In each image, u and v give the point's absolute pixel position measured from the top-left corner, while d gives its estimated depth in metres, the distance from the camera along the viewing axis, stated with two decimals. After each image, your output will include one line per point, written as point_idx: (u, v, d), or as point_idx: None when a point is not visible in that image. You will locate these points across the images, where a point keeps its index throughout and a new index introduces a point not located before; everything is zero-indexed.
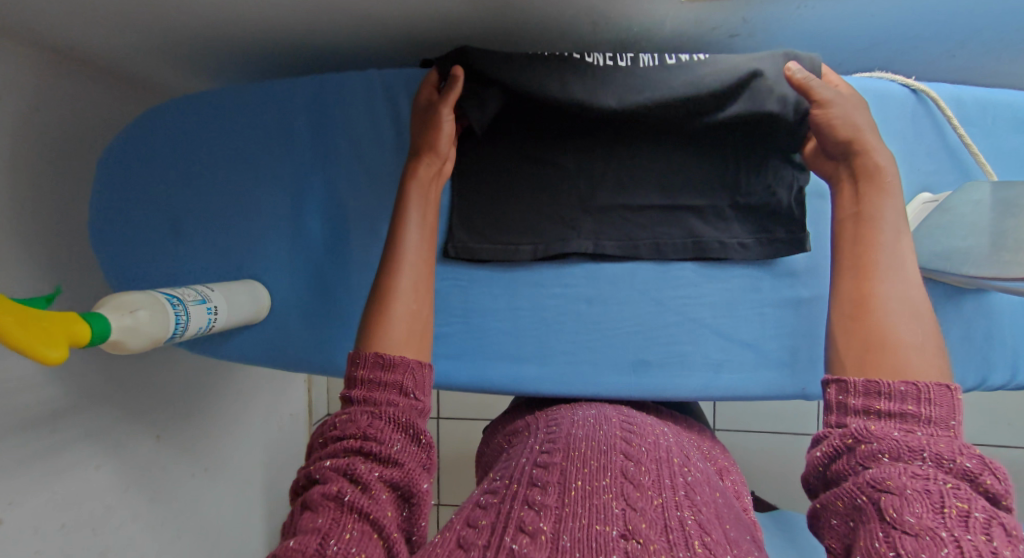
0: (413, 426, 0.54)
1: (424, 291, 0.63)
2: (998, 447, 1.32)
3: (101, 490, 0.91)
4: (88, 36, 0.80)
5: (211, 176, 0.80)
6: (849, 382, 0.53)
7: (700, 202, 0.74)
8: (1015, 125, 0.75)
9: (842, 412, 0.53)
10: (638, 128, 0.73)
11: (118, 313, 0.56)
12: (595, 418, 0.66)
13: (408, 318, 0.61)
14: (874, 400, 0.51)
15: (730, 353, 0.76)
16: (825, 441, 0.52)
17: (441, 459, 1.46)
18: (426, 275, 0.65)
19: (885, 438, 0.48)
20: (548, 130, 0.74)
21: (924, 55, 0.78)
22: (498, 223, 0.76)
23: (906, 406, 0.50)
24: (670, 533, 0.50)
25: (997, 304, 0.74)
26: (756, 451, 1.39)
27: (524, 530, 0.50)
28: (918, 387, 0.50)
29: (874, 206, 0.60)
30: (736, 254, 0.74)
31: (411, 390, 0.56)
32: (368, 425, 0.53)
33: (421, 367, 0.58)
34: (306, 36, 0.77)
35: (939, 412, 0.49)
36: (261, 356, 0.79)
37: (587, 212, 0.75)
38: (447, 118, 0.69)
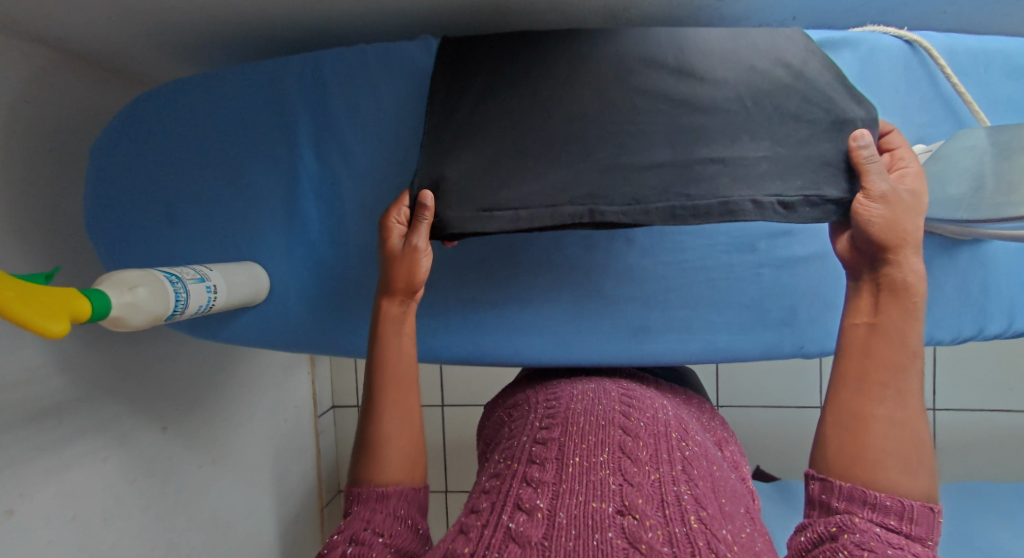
0: (411, 517, 0.61)
1: (410, 427, 0.66)
2: (997, 409, 1.33)
3: (109, 483, 0.92)
4: (75, 25, 0.79)
5: (206, 158, 0.80)
6: (835, 483, 0.56)
7: (717, 161, 0.66)
8: (1006, 73, 0.75)
9: (825, 510, 0.56)
10: (636, 89, 0.69)
11: (118, 289, 0.57)
12: (593, 392, 0.65)
13: (404, 455, 0.64)
14: (856, 506, 0.54)
15: (729, 315, 0.76)
16: (808, 529, 0.56)
17: (446, 445, 1.47)
18: (412, 410, 0.67)
19: (868, 530, 0.52)
20: (537, 94, 0.69)
21: (914, 10, 0.78)
22: (482, 190, 0.66)
23: (889, 519, 0.53)
24: (667, 507, 0.52)
25: (993, 253, 0.74)
26: (759, 426, 1.40)
27: (521, 508, 0.52)
28: (903, 505, 0.54)
29: (898, 324, 0.59)
30: (771, 214, 0.65)
31: (412, 495, 0.62)
32: (372, 511, 0.60)
33: (417, 489, 0.64)
34: (294, 14, 0.77)
35: (918, 531, 0.53)
36: (263, 338, 0.80)
37: (586, 172, 0.67)
38: (421, 256, 0.67)
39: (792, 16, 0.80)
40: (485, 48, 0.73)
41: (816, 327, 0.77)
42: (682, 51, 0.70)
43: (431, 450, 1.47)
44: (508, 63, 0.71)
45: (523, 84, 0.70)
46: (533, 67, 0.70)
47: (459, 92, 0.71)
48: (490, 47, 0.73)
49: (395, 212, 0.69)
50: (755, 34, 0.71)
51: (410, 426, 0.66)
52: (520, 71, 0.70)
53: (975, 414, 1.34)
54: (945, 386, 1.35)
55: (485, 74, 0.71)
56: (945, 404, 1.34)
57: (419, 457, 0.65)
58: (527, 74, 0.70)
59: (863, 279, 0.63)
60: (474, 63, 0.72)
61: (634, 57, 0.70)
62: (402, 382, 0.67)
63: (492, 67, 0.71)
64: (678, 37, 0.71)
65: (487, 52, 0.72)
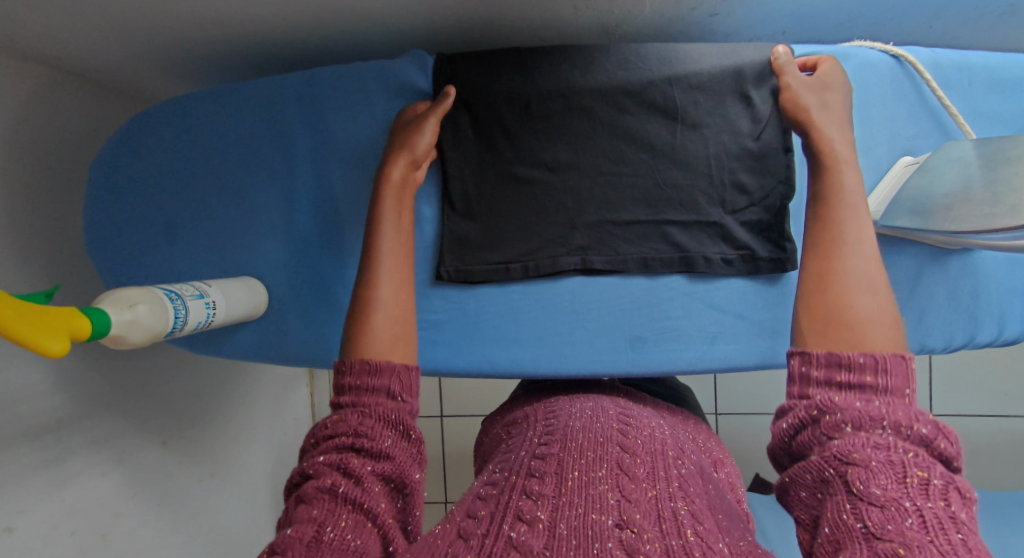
0: (402, 423, 0.56)
1: (404, 293, 0.65)
2: (993, 414, 1.34)
3: (107, 499, 0.92)
4: (74, 44, 0.80)
5: (205, 175, 0.81)
6: (812, 355, 0.54)
7: (686, 217, 0.76)
8: (991, 85, 0.77)
9: (805, 384, 0.54)
10: (625, 137, 0.76)
11: (117, 307, 0.57)
12: (591, 410, 0.66)
13: (390, 325, 0.62)
14: (835, 373, 0.53)
15: (723, 325, 0.77)
16: (790, 413, 0.53)
17: (446, 457, 1.47)
18: (406, 276, 0.66)
19: (849, 408, 0.50)
20: (534, 143, 0.76)
21: (901, 24, 0.79)
22: (490, 244, 0.77)
23: (865, 377, 0.51)
24: (664, 522, 0.51)
25: (982, 262, 0.75)
26: (759, 434, 1.40)
27: (522, 519, 0.52)
28: (876, 358, 0.52)
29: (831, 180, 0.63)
30: (719, 269, 0.76)
31: (397, 394, 0.57)
32: (357, 423, 0.55)
33: (407, 369, 0.59)
34: (293, 32, 0.78)
35: (894, 382, 0.51)
36: (261, 353, 0.80)
37: (576, 228, 0.77)
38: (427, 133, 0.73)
39: (782, 31, 0.81)
40: (489, 79, 0.76)
41: None
42: (672, 85, 0.75)
43: (430, 463, 1.47)
44: (511, 104, 0.76)
45: (523, 131, 0.76)
46: (533, 108, 0.76)
47: (463, 131, 0.77)
48: (491, 77, 0.76)
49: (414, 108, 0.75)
50: (746, 65, 0.75)
51: (403, 293, 0.65)
52: (520, 115, 0.76)
53: (972, 422, 1.35)
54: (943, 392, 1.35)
55: (489, 114, 0.76)
56: (943, 410, 1.35)
57: (406, 332, 0.63)
58: (526, 118, 0.76)
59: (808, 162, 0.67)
60: (479, 95, 0.76)
61: (627, 97, 0.75)
62: (399, 251, 0.67)
63: (494, 108, 0.76)
64: (670, 64, 0.75)
65: (488, 85, 0.76)
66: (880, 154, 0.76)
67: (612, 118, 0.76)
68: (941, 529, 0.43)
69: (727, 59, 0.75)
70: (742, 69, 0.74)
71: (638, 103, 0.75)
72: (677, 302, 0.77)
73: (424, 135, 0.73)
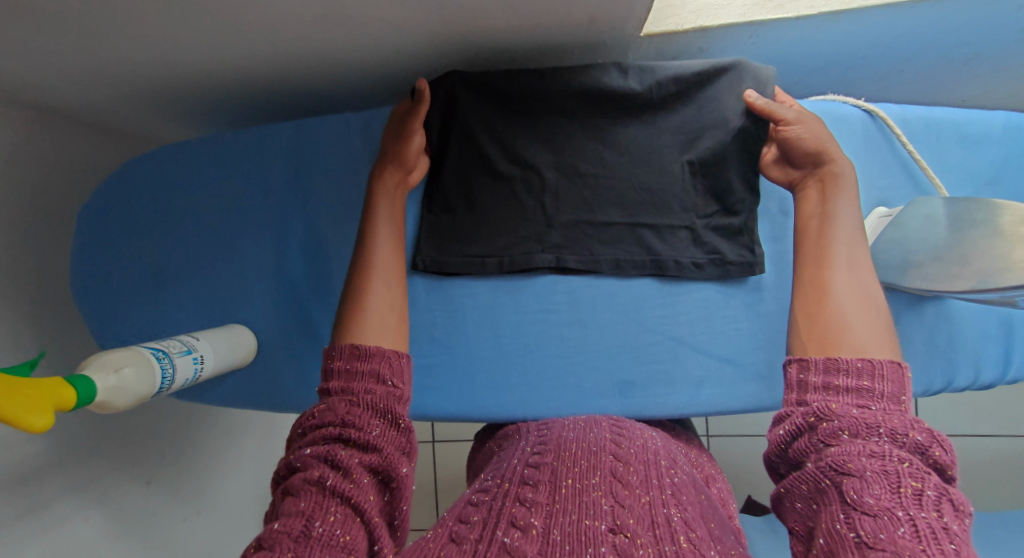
0: (391, 411, 0.55)
1: (395, 285, 0.68)
2: (978, 437, 1.36)
3: (91, 544, 0.90)
4: (65, 93, 0.81)
5: (193, 222, 0.81)
6: (810, 361, 0.57)
7: (658, 221, 0.77)
8: (958, 139, 0.80)
9: (803, 390, 0.56)
10: (607, 141, 0.76)
11: (103, 373, 0.57)
12: (584, 423, 0.68)
13: (381, 316, 0.64)
14: (833, 377, 0.55)
15: (709, 369, 0.78)
16: (787, 420, 0.55)
17: (438, 484, 1.45)
18: (397, 270, 0.69)
19: (845, 416, 0.51)
20: (515, 144, 0.76)
21: (874, 71, 0.82)
22: (468, 240, 0.78)
23: (861, 381, 0.54)
24: (657, 528, 0.52)
25: (956, 310, 0.77)
26: (751, 460, 1.41)
27: (515, 525, 0.51)
28: (872, 363, 0.54)
29: (835, 204, 0.67)
30: (690, 274, 0.78)
31: (388, 377, 0.58)
32: (346, 412, 0.54)
33: (398, 356, 0.60)
34: (282, 79, 0.79)
35: (890, 387, 0.53)
36: (250, 399, 0.80)
37: (551, 227, 0.77)
38: (416, 133, 0.74)
39: None
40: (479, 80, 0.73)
41: None
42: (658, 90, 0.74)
43: (421, 491, 1.46)
44: (498, 106, 0.75)
45: (505, 133, 0.76)
46: (515, 109, 0.75)
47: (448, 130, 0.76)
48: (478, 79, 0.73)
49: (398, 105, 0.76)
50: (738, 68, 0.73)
51: (395, 285, 0.68)
52: (505, 116, 0.76)
53: (959, 445, 1.37)
54: (926, 414, 1.37)
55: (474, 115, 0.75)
56: None
57: (397, 326, 0.64)
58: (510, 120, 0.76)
59: (807, 186, 0.70)
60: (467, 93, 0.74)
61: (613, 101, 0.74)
62: (388, 247, 0.69)
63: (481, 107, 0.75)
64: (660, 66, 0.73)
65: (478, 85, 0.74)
66: None
67: (595, 122, 0.76)
68: (935, 540, 0.42)
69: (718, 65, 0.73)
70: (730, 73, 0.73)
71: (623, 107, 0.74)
72: (663, 345, 0.78)
73: (411, 145, 0.74)
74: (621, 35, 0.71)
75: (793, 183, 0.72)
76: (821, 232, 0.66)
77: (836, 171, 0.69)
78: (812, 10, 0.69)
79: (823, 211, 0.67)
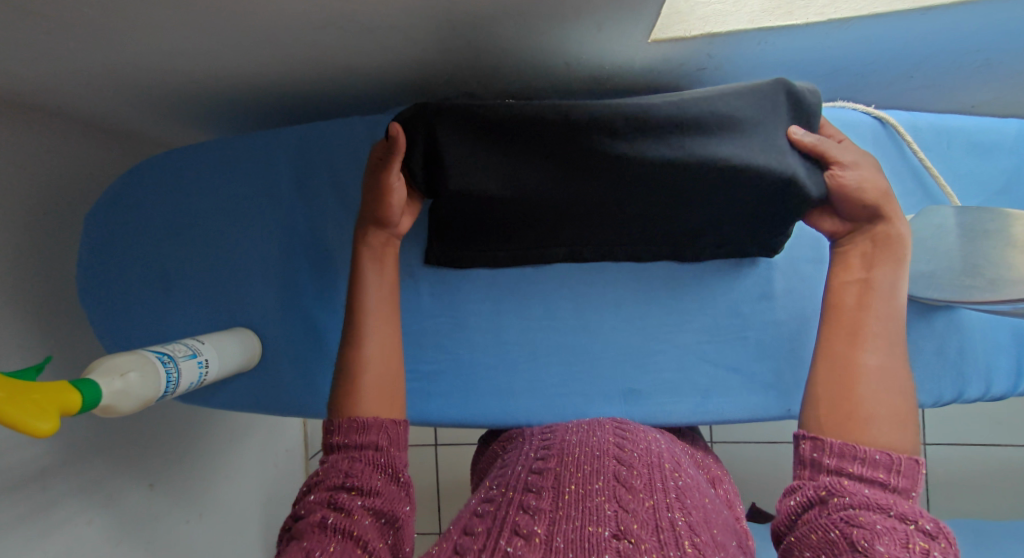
0: (390, 465, 0.58)
1: (390, 348, 0.65)
2: (987, 446, 1.35)
3: (94, 546, 0.90)
4: (75, 97, 0.82)
5: (200, 226, 0.81)
6: (825, 442, 0.57)
7: (684, 230, 0.71)
8: (969, 147, 0.79)
9: (815, 469, 0.56)
10: (631, 182, 0.64)
11: (108, 378, 0.57)
12: (588, 426, 0.67)
13: (378, 386, 0.63)
14: (847, 463, 0.55)
15: (716, 378, 0.78)
16: (798, 491, 0.56)
17: (441, 488, 1.45)
18: (393, 331, 0.66)
19: (857, 492, 0.52)
20: (520, 182, 0.64)
21: (883, 78, 0.82)
22: (472, 244, 0.74)
23: (877, 473, 0.53)
24: (662, 532, 0.51)
25: (966, 319, 0.77)
26: (758, 468, 1.40)
27: (519, 533, 0.50)
28: (890, 457, 0.54)
29: (883, 275, 0.62)
30: (707, 256, 0.76)
31: (386, 444, 0.59)
32: (348, 466, 0.57)
33: (395, 424, 0.61)
34: (288, 84, 0.79)
35: (904, 483, 0.53)
36: (254, 403, 0.80)
37: (564, 235, 0.72)
38: (398, 182, 0.65)
39: None
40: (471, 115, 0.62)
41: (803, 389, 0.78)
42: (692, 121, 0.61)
43: (424, 496, 1.45)
44: (496, 137, 0.63)
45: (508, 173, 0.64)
46: (515, 142, 0.63)
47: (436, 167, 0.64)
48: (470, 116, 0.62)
49: (373, 148, 0.65)
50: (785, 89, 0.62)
51: (389, 348, 0.65)
52: (506, 151, 0.63)
53: (968, 454, 1.36)
54: (933, 422, 1.36)
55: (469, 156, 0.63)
56: (938, 441, 1.36)
57: (394, 391, 0.64)
58: (512, 155, 0.64)
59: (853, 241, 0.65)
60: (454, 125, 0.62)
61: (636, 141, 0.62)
62: (382, 307, 0.66)
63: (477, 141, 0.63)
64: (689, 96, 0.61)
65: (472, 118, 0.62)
66: None
67: (617, 165, 0.63)
68: None
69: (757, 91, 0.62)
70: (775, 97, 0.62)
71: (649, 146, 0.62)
72: (669, 354, 0.78)
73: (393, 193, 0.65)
74: (630, 42, 0.71)
75: (835, 237, 0.66)
76: (860, 305, 0.61)
77: (888, 232, 0.63)
78: (821, 17, 0.68)
79: (866, 279, 0.62)
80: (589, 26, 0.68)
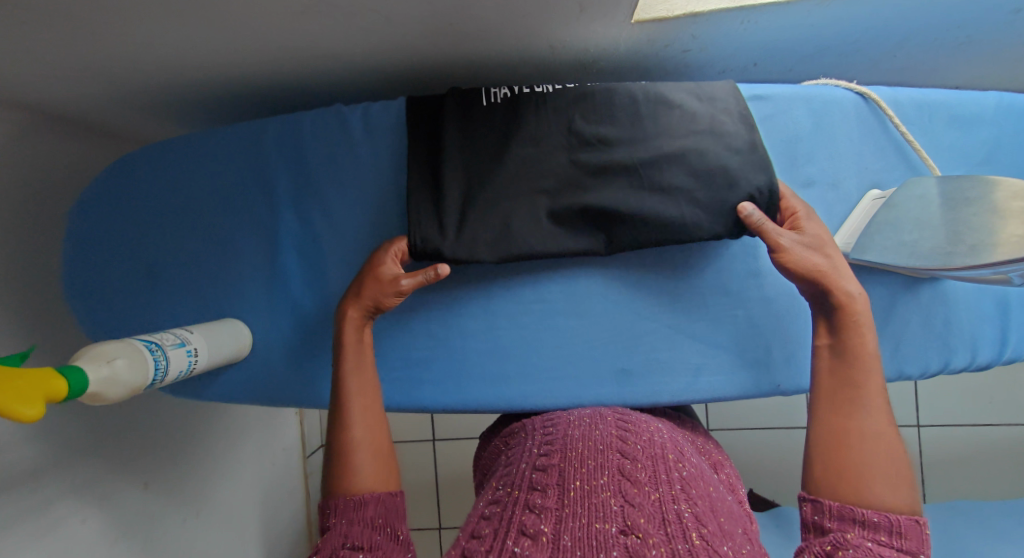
0: (390, 525, 0.62)
1: (376, 427, 0.68)
2: (980, 424, 1.36)
3: (90, 546, 0.90)
4: (54, 91, 0.81)
5: (186, 219, 0.81)
6: (824, 504, 0.60)
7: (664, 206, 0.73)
8: (951, 121, 0.80)
9: (820, 531, 0.60)
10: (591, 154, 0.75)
11: (95, 364, 0.57)
12: (590, 418, 0.66)
13: (371, 462, 0.66)
14: (848, 524, 0.58)
15: (707, 356, 0.78)
16: (806, 551, 0.60)
17: (439, 480, 1.45)
18: (378, 414, 0.70)
19: (861, 545, 0.56)
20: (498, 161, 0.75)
21: (867, 55, 0.82)
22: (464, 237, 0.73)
23: (881, 535, 0.57)
24: (669, 525, 0.52)
25: (952, 290, 0.78)
26: (752, 451, 1.40)
27: (525, 534, 0.52)
28: (891, 520, 0.58)
29: (854, 338, 0.66)
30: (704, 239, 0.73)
31: (385, 509, 0.63)
32: (348, 528, 0.61)
33: (392, 495, 0.65)
34: (272, 74, 0.79)
35: (909, 544, 0.57)
36: (245, 394, 0.80)
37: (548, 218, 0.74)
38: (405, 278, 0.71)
39: (753, 63, 0.84)
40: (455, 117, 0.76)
41: (793, 366, 0.79)
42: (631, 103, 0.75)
43: (421, 487, 1.45)
44: (472, 125, 0.75)
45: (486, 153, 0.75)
46: (490, 129, 0.75)
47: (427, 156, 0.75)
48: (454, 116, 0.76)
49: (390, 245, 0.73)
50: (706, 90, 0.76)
51: (376, 428, 0.69)
52: (483, 135, 0.75)
53: (961, 432, 1.37)
54: (927, 400, 1.37)
55: (455, 141, 0.75)
56: (931, 420, 1.37)
57: (388, 466, 0.67)
58: (488, 142, 0.75)
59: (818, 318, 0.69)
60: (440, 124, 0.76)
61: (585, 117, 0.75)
62: (365, 389, 0.69)
63: (459, 131, 0.75)
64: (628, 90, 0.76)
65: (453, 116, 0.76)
66: (848, 188, 0.78)
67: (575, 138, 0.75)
68: None
69: (688, 90, 0.76)
70: (701, 92, 0.76)
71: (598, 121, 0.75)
72: (659, 333, 0.78)
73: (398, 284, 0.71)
74: (613, 24, 0.71)
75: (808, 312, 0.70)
76: (835, 368, 0.65)
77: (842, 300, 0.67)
78: None
79: (835, 343, 0.66)
80: (572, 9, 0.67)
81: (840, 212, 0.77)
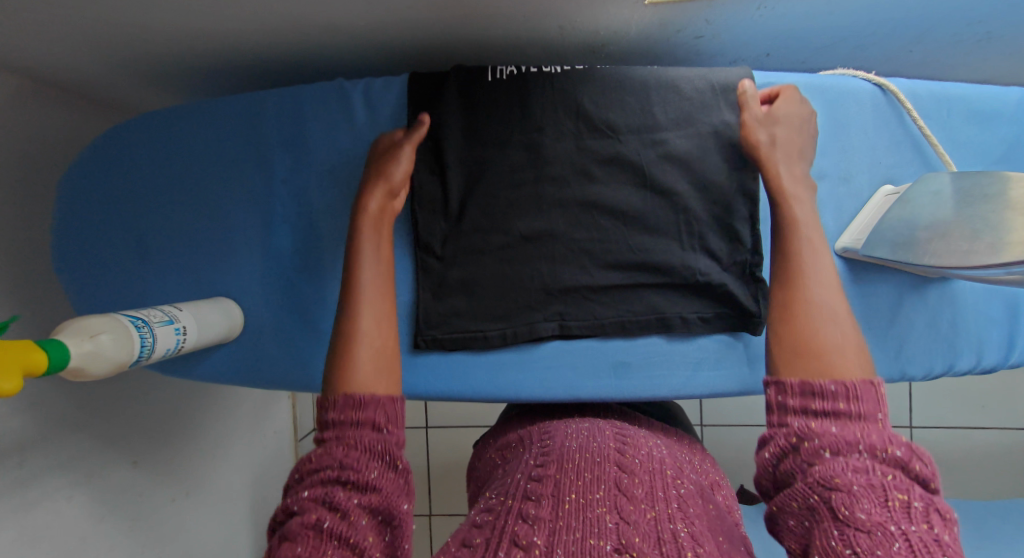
0: (389, 453, 0.53)
1: (387, 324, 0.61)
2: (975, 427, 1.36)
3: (74, 524, 0.88)
4: (42, 57, 0.78)
5: (179, 191, 0.79)
6: (786, 383, 0.52)
7: (656, 219, 0.75)
8: (968, 117, 0.78)
9: (782, 413, 0.52)
10: (594, 152, 0.74)
11: (77, 339, 0.55)
12: (588, 430, 0.65)
13: (373, 358, 0.58)
14: (810, 401, 0.51)
15: (707, 351, 0.77)
16: (770, 442, 0.52)
17: (431, 466, 1.44)
18: (388, 306, 0.62)
19: (826, 434, 0.48)
20: (500, 151, 0.74)
21: (883, 48, 0.80)
22: (458, 234, 0.75)
23: (840, 407, 0.50)
24: (664, 544, 0.50)
25: (961, 292, 0.77)
26: (746, 448, 1.40)
27: (518, 544, 0.50)
28: (848, 386, 0.50)
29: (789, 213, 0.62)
30: (693, 258, 0.75)
31: (383, 426, 0.54)
32: (342, 455, 0.52)
33: (392, 401, 0.56)
34: (272, 46, 0.77)
35: (867, 408, 0.50)
36: (236, 375, 0.78)
37: (545, 217, 0.75)
38: (406, 151, 0.71)
39: (766, 53, 0.82)
40: (462, 98, 0.75)
41: None
42: (641, 94, 0.74)
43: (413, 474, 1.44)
44: (479, 108, 0.75)
45: (490, 140, 0.75)
46: (496, 113, 0.75)
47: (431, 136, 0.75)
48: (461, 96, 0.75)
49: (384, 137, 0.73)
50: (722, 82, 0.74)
51: (387, 324, 0.61)
52: (489, 121, 0.75)
53: (956, 434, 1.37)
54: (925, 402, 1.36)
55: (459, 124, 0.75)
56: (927, 422, 1.37)
57: (394, 363, 0.59)
58: (493, 128, 0.75)
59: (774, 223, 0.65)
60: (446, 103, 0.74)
61: (593, 108, 0.74)
62: (376, 280, 0.62)
63: (463, 115, 0.75)
64: (640, 78, 0.74)
65: (459, 97, 0.75)
66: (860, 182, 0.77)
67: (581, 130, 0.74)
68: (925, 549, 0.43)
69: (702, 78, 0.74)
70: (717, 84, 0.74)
71: (605, 114, 0.74)
72: None
73: (398, 166, 0.70)
74: (625, 6, 0.69)
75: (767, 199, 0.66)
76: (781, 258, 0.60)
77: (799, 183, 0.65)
78: None
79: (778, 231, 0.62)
80: None
81: (849, 208, 0.77)
